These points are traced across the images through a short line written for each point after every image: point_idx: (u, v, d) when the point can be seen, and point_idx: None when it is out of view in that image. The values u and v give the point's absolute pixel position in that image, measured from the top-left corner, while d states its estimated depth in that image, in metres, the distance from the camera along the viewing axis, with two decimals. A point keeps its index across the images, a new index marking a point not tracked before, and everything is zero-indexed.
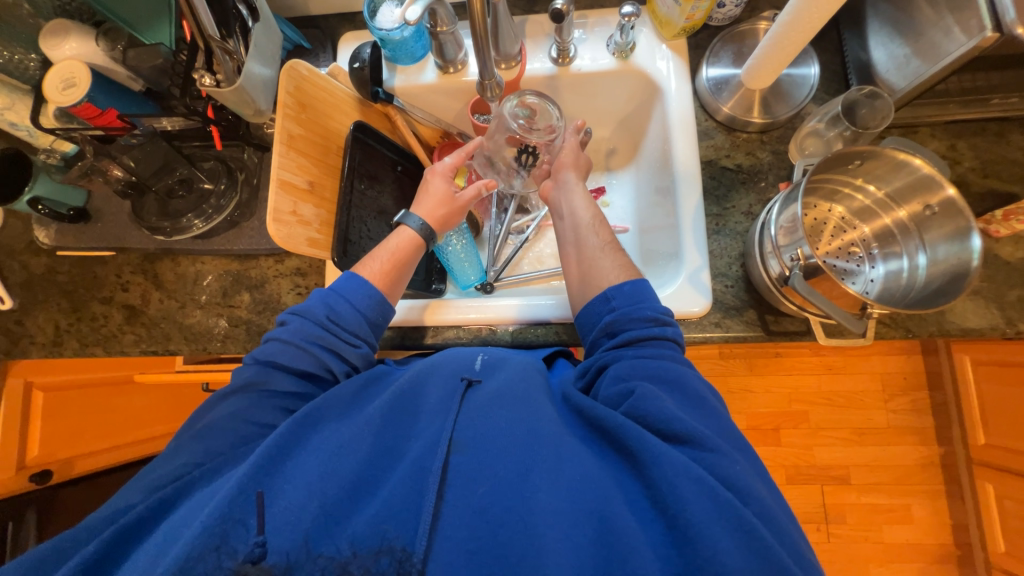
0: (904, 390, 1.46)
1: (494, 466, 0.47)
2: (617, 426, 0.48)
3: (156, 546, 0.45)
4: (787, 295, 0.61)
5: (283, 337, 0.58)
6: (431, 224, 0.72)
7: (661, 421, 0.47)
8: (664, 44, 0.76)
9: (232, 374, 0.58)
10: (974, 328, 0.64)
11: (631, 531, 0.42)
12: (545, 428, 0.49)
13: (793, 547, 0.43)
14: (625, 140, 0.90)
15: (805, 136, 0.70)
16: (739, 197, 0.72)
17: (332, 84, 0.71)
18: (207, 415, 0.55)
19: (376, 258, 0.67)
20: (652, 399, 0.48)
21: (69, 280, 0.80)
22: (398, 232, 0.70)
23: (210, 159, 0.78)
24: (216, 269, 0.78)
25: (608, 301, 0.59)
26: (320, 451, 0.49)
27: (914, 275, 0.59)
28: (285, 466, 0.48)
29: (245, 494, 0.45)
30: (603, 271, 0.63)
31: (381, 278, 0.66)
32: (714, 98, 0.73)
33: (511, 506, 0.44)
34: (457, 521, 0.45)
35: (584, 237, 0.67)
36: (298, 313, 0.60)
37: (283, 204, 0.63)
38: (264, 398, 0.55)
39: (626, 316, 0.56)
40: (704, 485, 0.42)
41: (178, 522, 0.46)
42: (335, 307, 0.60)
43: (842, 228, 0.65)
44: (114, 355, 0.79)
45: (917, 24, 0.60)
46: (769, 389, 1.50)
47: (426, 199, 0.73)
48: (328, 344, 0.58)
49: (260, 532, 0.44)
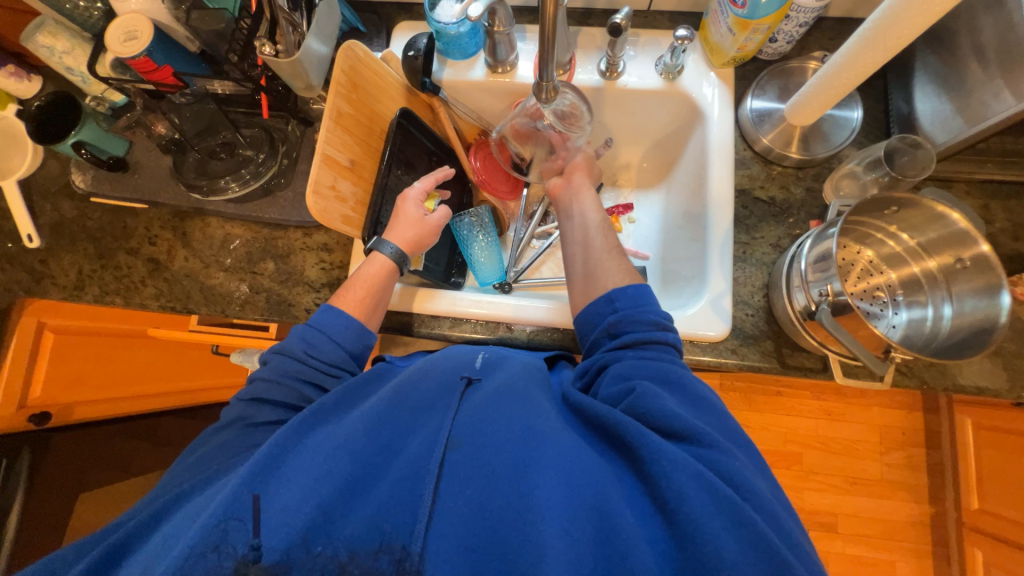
0: (901, 445, 1.45)
1: (491, 466, 0.46)
2: (617, 423, 0.47)
3: (165, 540, 0.45)
4: (810, 330, 0.62)
5: (266, 376, 0.59)
6: (404, 249, 0.69)
7: (661, 417, 0.47)
8: (712, 72, 0.78)
9: (224, 412, 0.59)
10: (988, 387, 0.64)
11: (631, 528, 0.41)
12: (542, 426, 0.49)
13: (792, 540, 0.42)
14: (658, 160, 0.91)
15: (841, 177, 0.71)
16: (768, 228, 0.73)
17: (383, 69, 0.73)
18: (201, 450, 0.57)
19: (350, 289, 0.66)
20: (651, 398, 0.48)
21: (97, 228, 0.81)
22: (370, 259, 0.68)
23: (255, 128, 0.78)
24: (244, 234, 0.79)
25: (611, 302, 0.59)
26: (316, 451, 0.48)
27: (937, 325, 0.60)
28: (283, 468, 0.47)
29: (241, 497, 0.44)
30: (606, 272, 0.63)
31: (358, 307, 0.65)
32: (756, 129, 0.74)
33: (508, 502, 0.44)
34: (456, 520, 0.44)
35: (589, 243, 0.67)
36: (278, 351, 0.61)
37: (324, 177, 0.64)
38: (252, 430, 0.56)
39: (628, 317, 0.57)
40: (703, 482, 0.42)
41: (177, 527, 0.46)
42: (313, 341, 0.61)
43: (870, 271, 0.67)
44: (132, 306, 0.79)
45: (966, 81, 0.61)
46: (766, 426, 1.49)
47: (399, 224, 0.70)
48: (308, 377, 0.59)
49: (256, 534, 0.42)
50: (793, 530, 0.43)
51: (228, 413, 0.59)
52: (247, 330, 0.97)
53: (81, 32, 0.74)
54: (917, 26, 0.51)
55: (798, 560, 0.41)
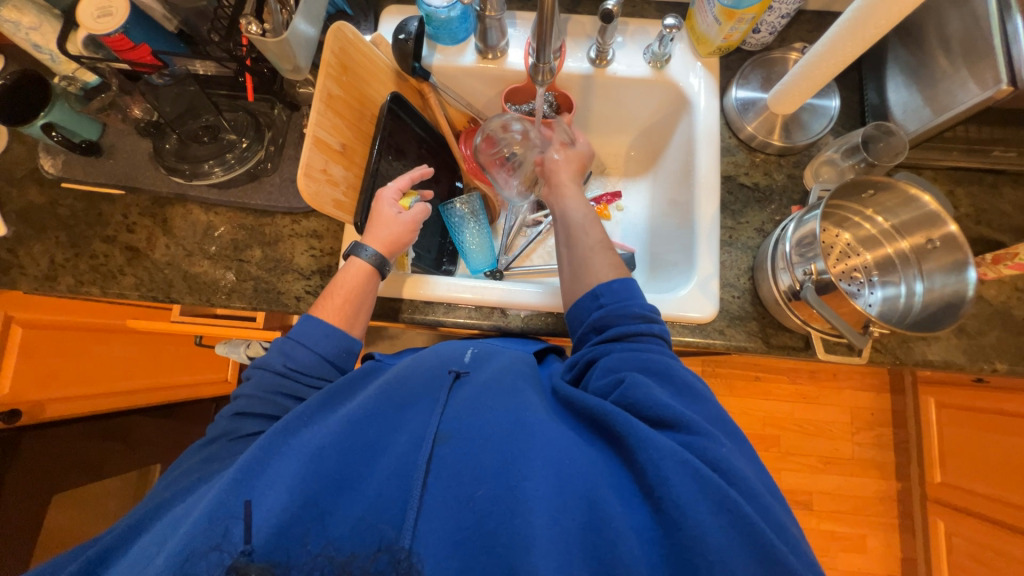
0: (870, 425, 1.53)
1: (479, 459, 0.45)
2: (606, 413, 0.47)
3: (145, 550, 0.44)
4: (794, 309, 0.64)
5: (248, 392, 0.58)
6: (383, 252, 0.67)
7: (648, 408, 0.47)
8: (699, 61, 0.80)
9: (209, 426, 0.58)
10: (955, 361, 0.69)
11: (618, 516, 0.41)
12: (531, 420, 0.48)
13: (776, 523, 0.43)
14: (645, 148, 0.93)
15: (821, 164, 0.74)
16: (753, 214, 0.75)
17: (373, 52, 0.71)
18: (187, 461, 0.56)
19: (327, 297, 0.64)
20: (641, 387, 0.49)
21: (71, 215, 0.78)
22: (348, 263, 0.66)
23: (239, 111, 0.76)
24: (229, 221, 0.77)
25: (596, 298, 0.59)
26: (301, 450, 0.47)
27: (910, 301, 0.63)
28: (267, 472, 0.46)
29: (230, 502, 0.43)
30: (591, 270, 0.63)
31: (337, 314, 0.63)
32: (740, 117, 0.77)
33: (498, 496, 0.43)
34: (444, 517, 0.43)
35: (577, 238, 0.67)
36: (259, 366, 0.59)
37: (315, 160, 0.63)
38: (235, 445, 0.55)
39: (615, 313, 0.57)
40: (688, 468, 0.42)
41: (161, 534, 0.45)
42: (292, 353, 0.59)
43: (847, 253, 0.70)
44: (111, 296, 0.76)
45: (934, 73, 0.65)
46: (746, 410, 1.54)
47: (374, 227, 0.67)
48: (291, 390, 0.58)
49: (248, 541, 0.41)
50: (782, 519, 0.43)
51: (212, 428, 0.58)
52: (232, 321, 0.95)
53: (49, 9, 0.69)
54: (892, 17, 0.53)
55: (789, 551, 0.41)
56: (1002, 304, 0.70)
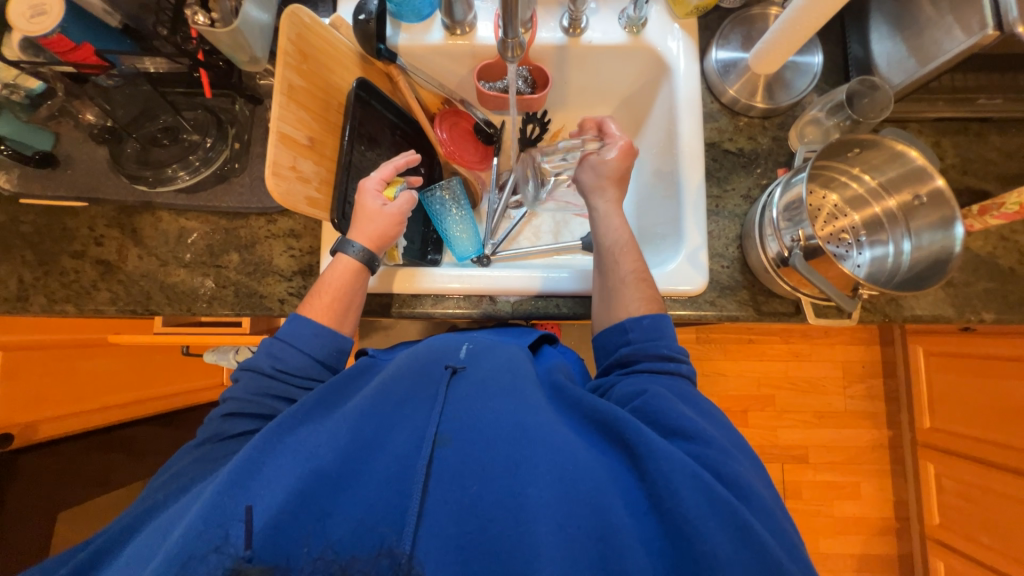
0: (862, 378, 1.56)
1: (482, 462, 0.45)
2: (618, 419, 0.48)
3: (136, 556, 0.44)
4: (783, 275, 0.64)
5: (237, 394, 0.56)
6: (371, 247, 0.64)
7: (668, 422, 0.49)
8: (676, 24, 0.76)
9: (201, 426, 0.57)
10: (942, 315, 0.69)
11: (625, 525, 0.42)
12: (536, 423, 0.48)
13: (781, 538, 0.44)
14: (627, 120, 0.90)
15: (806, 124, 0.72)
16: (739, 180, 0.74)
17: (333, 36, 0.67)
18: (180, 461, 0.55)
19: (316, 295, 0.62)
20: (662, 400, 0.50)
21: (34, 233, 0.74)
22: (335, 261, 0.64)
23: (198, 109, 0.72)
24: (201, 226, 0.74)
25: (625, 332, 0.59)
26: (298, 452, 0.46)
27: (898, 259, 0.63)
28: (262, 472, 0.45)
29: (224, 506, 0.42)
30: (622, 302, 0.61)
31: (325, 314, 0.61)
32: (722, 80, 0.74)
33: (503, 501, 0.43)
34: (446, 518, 0.43)
35: (609, 267, 0.64)
36: (247, 368, 0.58)
37: (282, 158, 0.60)
38: (227, 444, 0.54)
39: (643, 351, 0.56)
40: (698, 482, 0.43)
41: (159, 534, 0.44)
42: (281, 354, 0.58)
43: (835, 215, 0.68)
44: (87, 313, 0.74)
45: (918, 21, 0.63)
46: (741, 373, 1.56)
47: (359, 220, 0.65)
48: (281, 392, 0.57)
49: (248, 545, 0.41)
50: (783, 527, 0.45)
51: (204, 429, 0.57)
52: (217, 327, 0.93)
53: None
54: None
55: (784, 553, 0.43)
56: (988, 254, 0.70)
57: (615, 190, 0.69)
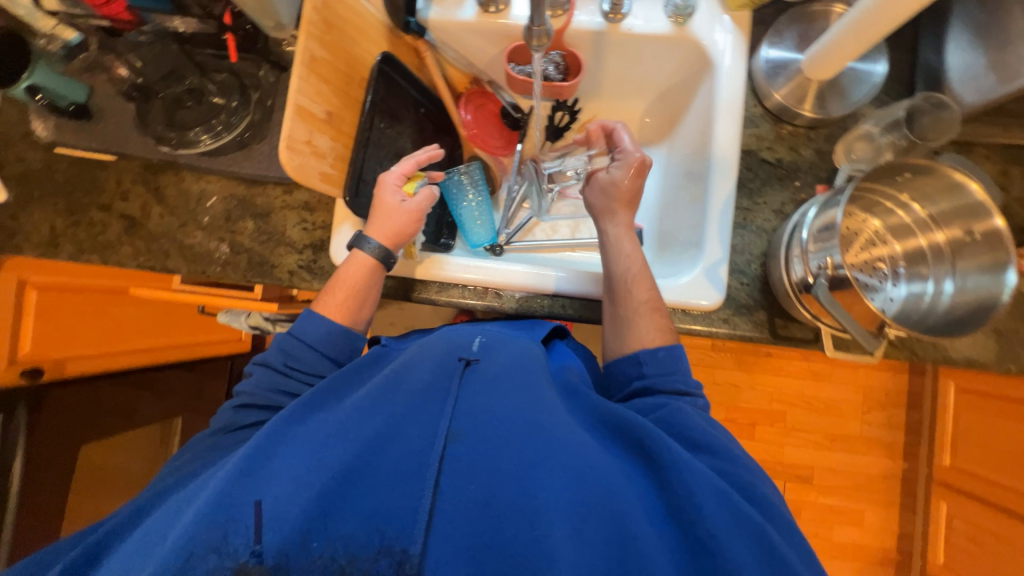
0: (882, 405, 1.49)
1: (496, 462, 0.45)
2: (637, 428, 0.47)
3: (147, 542, 0.46)
4: (805, 302, 0.60)
5: (249, 388, 0.58)
6: (388, 244, 0.64)
7: (687, 433, 0.48)
8: (726, 14, 0.71)
9: (215, 415, 0.59)
10: (978, 360, 0.64)
11: (647, 535, 0.42)
12: (551, 425, 0.47)
13: (802, 548, 0.44)
14: (662, 114, 0.85)
15: (856, 139, 0.66)
16: (773, 193, 0.69)
17: (360, 6, 0.65)
18: (193, 448, 0.58)
19: (330, 291, 0.62)
20: (682, 413, 0.50)
21: (66, 182, 0.77)
22: (352, 257, 0.64)
23: (223, 72, 0.72)
24: (220, 190, 0.75)
25: (639, 364, 0.56)
26: (309, 442, 0.47)
27: (936, 301, 0.57)
28: (272, 460, 0.46)
29: (235, 494, 0.43)
30: (636, 332, 0.58)
31: (337, 312, 0.61)
32: (768, 82, 0.68)
33: (517, 505, 0.43)
34: (459, 519, 0.43)
35: (621, 298, 0.61)
36: (260, 362, 0.59)
37: (298, 131, 0.59)
38: (237, 434, 0.56)
39: (659, 386, 0.54)
40: (724, 501, 0.42)
41: (169, 520, 0.46)
42: (292, 351, 0.59)
43: (873, 242, 0.63)
44: (110, 265, 0.76)
45: (1006, 30, 0.55)
46: (753, 386, 1.51)
47: (377, 216, 0.64)
48: (291, 388, 0.58)
49: (257, 540, 0.42)
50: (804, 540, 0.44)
51: (218, 418, 0.59)
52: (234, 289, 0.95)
53: None
54: None
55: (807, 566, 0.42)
56: None
57: (624, 214, 0.67)
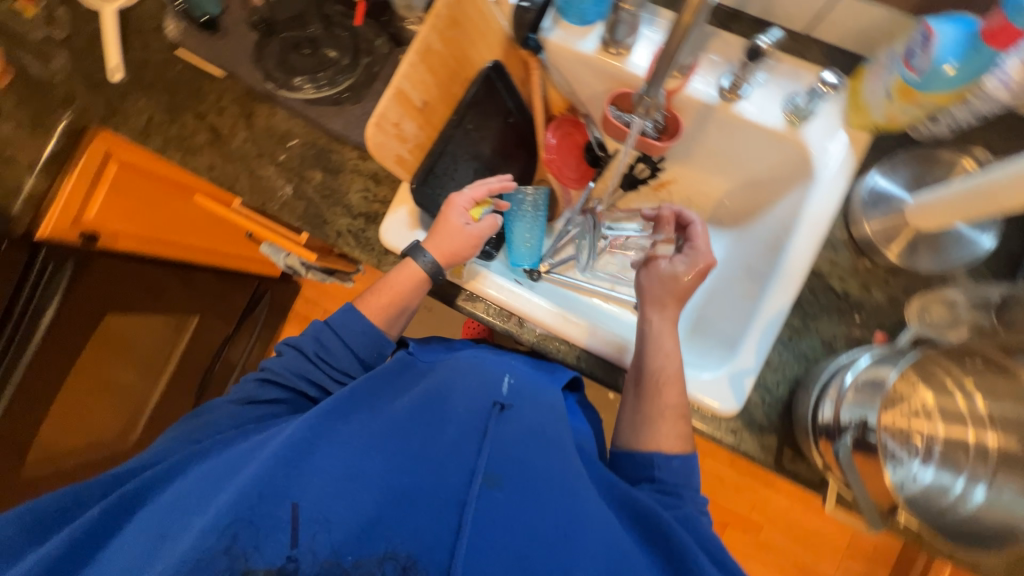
0: (864, 557, 1.41)
1: (527, 520, 0.49)
2: (659, 523, 0.51)
3: (168, 514, 0.48)
4: (820, 447, 0.57)
5: (277, 366, 0.61)
6: (441, 261, 0.64)
7: (699, 536, 0.53)
8: (844, 129, 0.67)
9: (235, 385, 0.62)
10: (984, 570, 0.59)
11: None
12: (581, 496, 0.51)
13: None
14: (742, 201, 0.82)
15: (932, 301, 0.62)
16: (827, 323, 0.66)
17: (489, 11, 0.66)
18: (208, 413, 0.60)
19: (377, 291, 0.65)
20: (693, 517, 0.54)
21: (176, 81, 0.82)
22: (401, 265, 0.65)
23: (344, 32, 0.75)
24: (303, 136, 0.78)
25: (653, 467, 0.59)
26: (349, 449, 0.50)
27: (960, 504, 0.53)
28: (312, 457, 0.49)
29: (276, 487, 0.46)
30: (656, 434, 0.60)
31: (377, 312, 0.64)
32: (863, 210, 0.66)
33: (547, 565, 0.47)
34: (491, 564, 0.47)
35: (648, 394, 0.61)
36: (292, 344, 0.62)
37: (391, 112, 0.61)
38: (259, 408, 0.59)
39: (668, 490, 0.58)
40: None
41: (198, 495, 0.48)
42: (326, 341, 0.61)
43: (916, 413, 0.58)
44: (186, 169, 0.81)
45: None
46: (738, 487, 1.45)
47: (439, 232, 0.65)
48: (316, 378, 0.61)
49: (295, 546, 0.44)
50: None
51: (240, 387, 0.62)
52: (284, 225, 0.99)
53: None
54: None
55: None
56: None
57: (673, 310, 0.66)
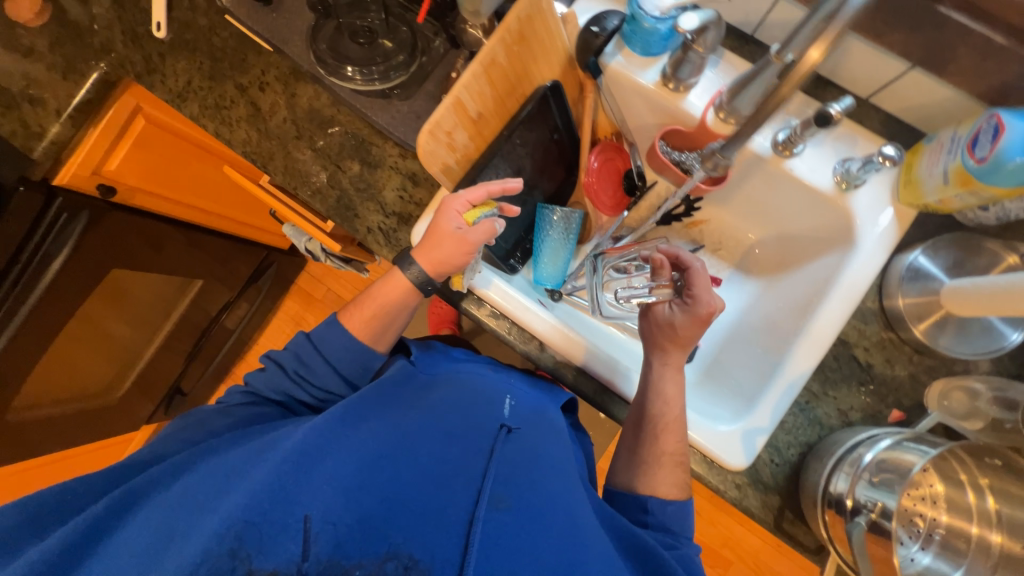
0: None
1: (532, 544, 0.50)
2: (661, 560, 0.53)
3: (164, 514, 0.46)
4: (828, 519, 0.57)
5: (260, 382, 0.62)
6: (430, 271, 0.62)
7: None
8: (892, 206, 0.67)
9: (225, 392, 0.63)
10: None
11: None
12: (585, 524, 0.53)
13: None
14: (773, 253, 0.82)
15: (956, 387, 0.62)
16: (846, 392, 0.66)
17: (556, 30, 0.65)
18: (203, 411, 0.59)
19: (362, 302, 0.63)
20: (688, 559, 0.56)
21: (220, 48, 0.80)
22: (387, 277, 0.64)
23: (402, 26, 0.73)
24: (346, 125, 0.77)
25: (646, 512, 0.60)
26: (359, 456, 0.51)
27: None
28: (322, 462, 0.50)
29: (287, 488, 0.47)
30: (656, 481, 0.61)
31: (359, 325, 0.62)
32: (901, 285, 0.65)
33: None
34: None
35: (646, 437, 0.61)
36: (273, 358, 0.62)
37: (446, 121, 0.59)
38: (250, 416, 0.60)
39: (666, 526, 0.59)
40: None
41: (200, 492, 0.48)
42: (307, 359, 0.61)
43: (926, 500, 0.58)
44: (220, 139, 0.79)
45: None
46: (714, 522, 1.46)
47: (433, 238, 0.61)
48: (297, 393, 0.61)
49: (306, 548, 0.45)
50: None
51: (228, 395, 0.62)
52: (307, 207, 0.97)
53: None
54: None
55: None
56: None
57: (677, 354, 0.65)
